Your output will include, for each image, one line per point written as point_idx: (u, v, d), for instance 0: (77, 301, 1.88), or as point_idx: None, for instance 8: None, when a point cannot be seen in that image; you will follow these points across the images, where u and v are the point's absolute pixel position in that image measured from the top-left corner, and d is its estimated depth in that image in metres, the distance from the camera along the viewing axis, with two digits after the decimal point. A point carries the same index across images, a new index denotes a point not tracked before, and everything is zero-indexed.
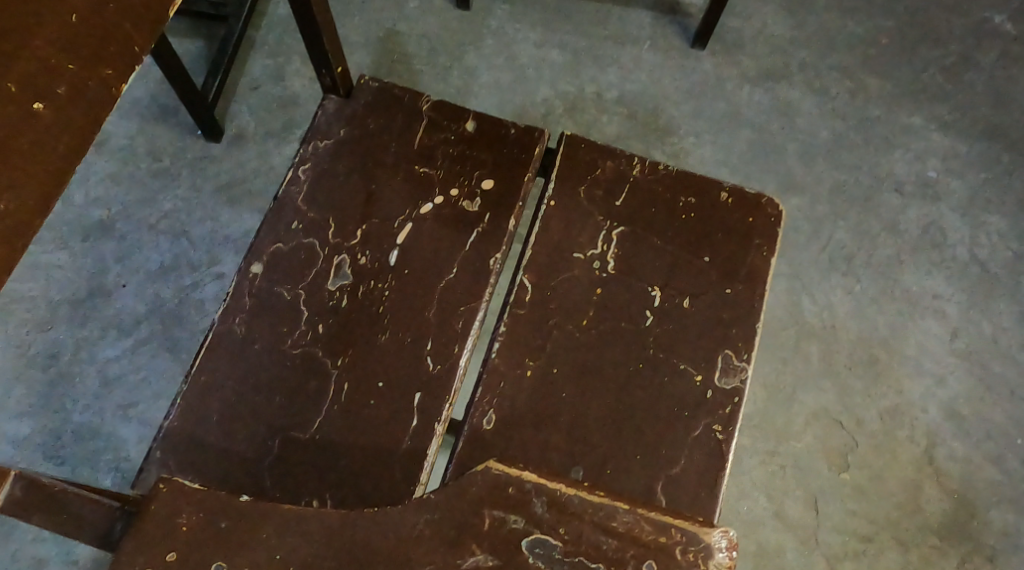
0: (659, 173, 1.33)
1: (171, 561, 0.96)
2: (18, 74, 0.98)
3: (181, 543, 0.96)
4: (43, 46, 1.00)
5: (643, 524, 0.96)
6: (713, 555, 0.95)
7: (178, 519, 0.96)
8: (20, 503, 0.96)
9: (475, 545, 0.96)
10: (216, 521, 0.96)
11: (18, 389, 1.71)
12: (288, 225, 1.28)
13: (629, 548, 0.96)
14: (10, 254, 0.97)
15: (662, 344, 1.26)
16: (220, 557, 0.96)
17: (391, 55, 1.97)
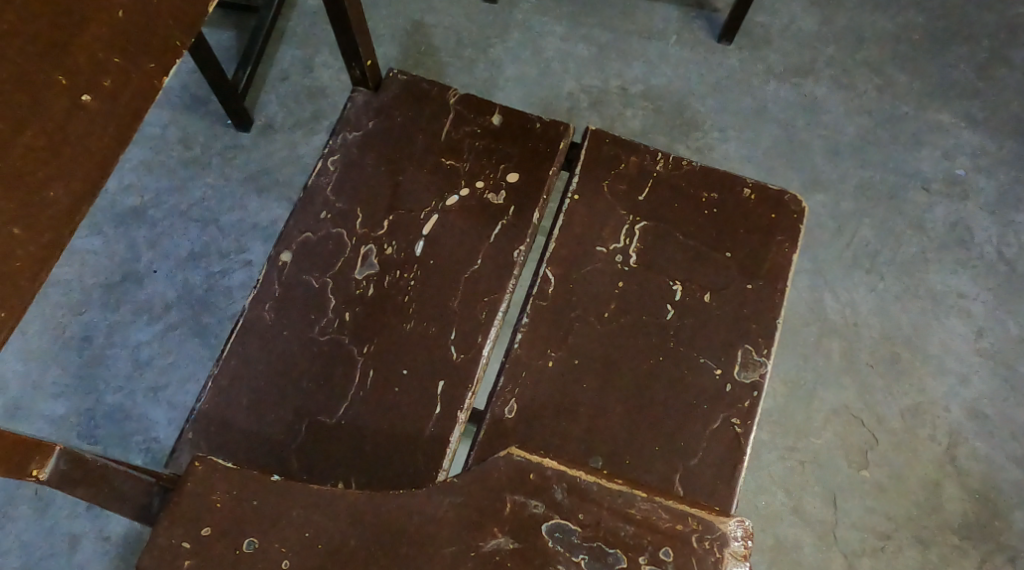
0: (683, 168, 1.34)
1: (206, 535, 0.98)
2: (68, 67, 1.01)
3: (214, 519, 0.99)
4: (92, 42, 1.03)
5: (660, 512, 0.98)
6: (729, 543, 0.97)
7: (212, 496, 0.99)
8: (65, 476, 1.00)
9: (496, 528, 0.98)
10: (248, 498, 0.99)
11: (53, 370, 1.75)
12: (316, 215, 1.31)
13: (646, 534, 0.97)
14: (59, 239, 1.01)
15: (681, 338, 1.27)
16: (252, 533, 0.98)
17: (419, 47, 1.99)
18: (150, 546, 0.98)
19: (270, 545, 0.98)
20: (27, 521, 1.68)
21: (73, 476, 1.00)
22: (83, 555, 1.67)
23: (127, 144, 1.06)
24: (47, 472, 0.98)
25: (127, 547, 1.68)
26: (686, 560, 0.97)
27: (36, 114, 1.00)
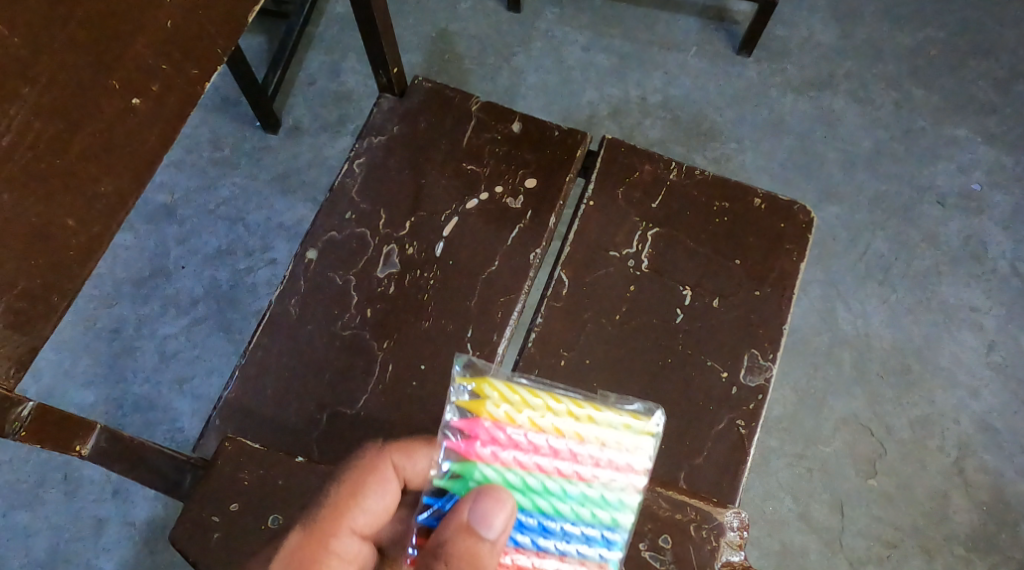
0: (696, 177, 1.38)
1: (234, 510, 1.17)
2: (120, 74, 1.10)
3: (242, 496, 1.18)
4: (143, 48, 1.11)
5: (661, 503, 1.20)
6: (725, 533, 1.19)
7: (241, 475, 1.18)
8: (105, 452, 1.11)
9: None
10: (274, 478, 1.19)
11: (84, 360, 1.81)
12: (342, 214, 1.36)
13: (648, 523, 1.19)
14: (104, 235, 1.09)
15: (690, 341, 1.32)
16: (276, 511, 1.18)
17: (443, 54, 2.05)
18: (182, 517, 1.16)
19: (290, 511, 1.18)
20: (55, 504, 1.74)
21: (113, 451, 1.12)
22: (108, 538, 1.73)
23: (171, 146, 1.13)
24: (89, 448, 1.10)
25: (151, 532, 1.74)
26: (683, 544, 1.19)
27: (89, 116, 1.08)
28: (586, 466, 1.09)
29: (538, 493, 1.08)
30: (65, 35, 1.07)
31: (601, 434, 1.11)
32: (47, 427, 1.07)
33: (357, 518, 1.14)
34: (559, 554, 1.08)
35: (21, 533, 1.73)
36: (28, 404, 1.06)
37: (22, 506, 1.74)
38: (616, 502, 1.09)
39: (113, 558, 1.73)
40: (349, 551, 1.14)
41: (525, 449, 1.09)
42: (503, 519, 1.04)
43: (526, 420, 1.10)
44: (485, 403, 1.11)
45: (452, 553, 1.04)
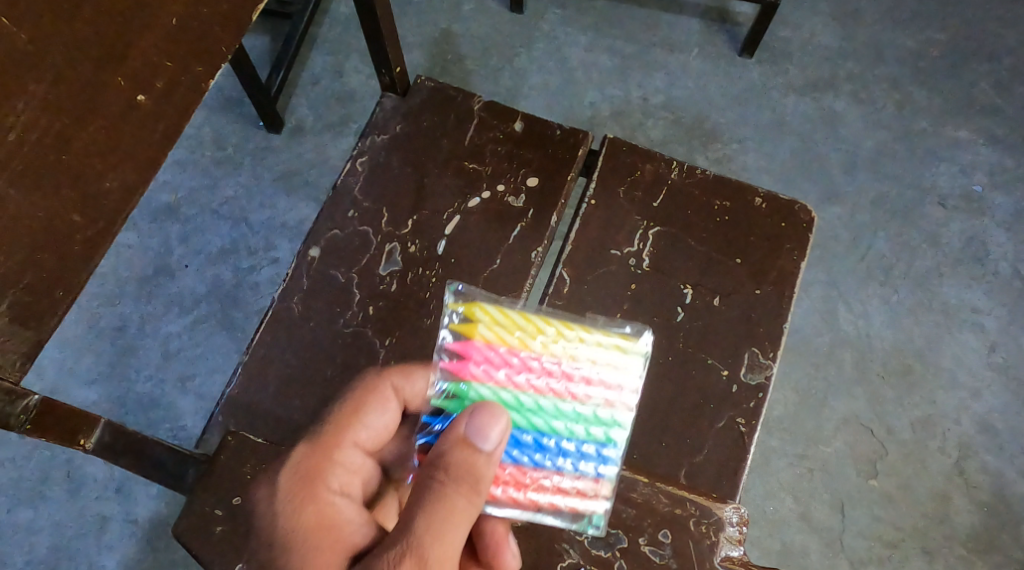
0: (697, 177, 1.39)
1: (236, 504, 1.19)
2: (125, 71, 1.13)
3: (244, 490, 1.19)
4: (148, 45, 1.14)
5: (660, 497, 1.21)
6: (724, 528, 1.20)
7: (243, 468, 1.20)
8: (109, 447, 1.14)
9: None
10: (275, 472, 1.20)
11: (87, 358, 1.82)
12: (345, 212, 1.37)
13: (647, 517, 1.20)
14: (115, 223, 1.12)
15: (691, 339, 1.32)
16: None
17: (446, 55, 2.06)
18: (185, 510, 1.18)
19: None
20: (58, 501, 1.75)
21: (118, 446, 1.14)
22: (111, 536, 1.74)
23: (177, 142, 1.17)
24: (93, 443, 1.12)
25: (154, 530, 1.74)
26: (682, 539, 1.19)
27: (95, 112, 1.11)
28: (579, 385, 1.12)
29: (534, 413, 1.11)
30: (70, 33, 1.10)
31: (592, 354, 1.14)
32: (52, 421, 1.10)
33: (360, 435, 1.19)
34: (557, 471, 1.12)
35: (25, 530, 1.74)
36: (32, 399, 1.09)
37: (26, 503, 1.75)
38: (610, 419, 1.12)
39: (116, 556, 1.73)
40: (353, 465, 1.17)
41: (518, 370, 1.12)
42: (498, 432, 1.06)
43: (518, 342, 1.13)
44: (476, 325, 1.13)
45: (449, 463, 1.06)
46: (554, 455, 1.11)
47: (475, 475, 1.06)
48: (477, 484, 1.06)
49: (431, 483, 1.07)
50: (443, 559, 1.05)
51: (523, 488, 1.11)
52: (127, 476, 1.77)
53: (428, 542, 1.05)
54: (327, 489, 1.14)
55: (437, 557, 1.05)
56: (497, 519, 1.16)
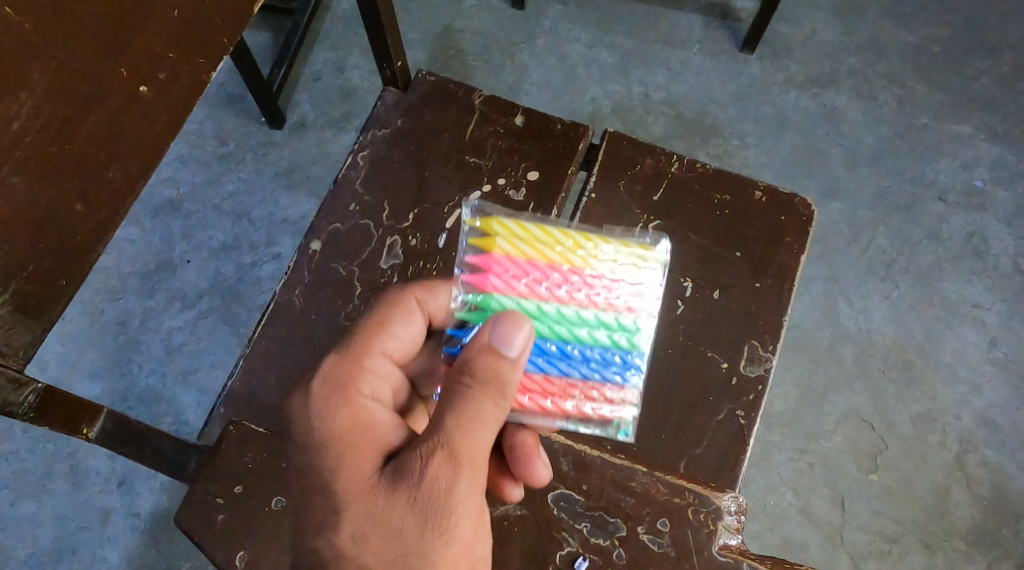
0: (697, 170, 1.39)
1: (237, 492, 1.20)
2: (129, 61, 1.15)
3: (245, 478, 1.20)
4: (151, 36, 1.16)
5: (658, 486, 1.21)
6: (723, 517, 1.20)
7: (245, 457, 1.21)
8: (113, 434, 1.18)
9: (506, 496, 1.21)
10: (277, 460, 1.21)
11: (90, 353, 1.83)
12: (346, 205, 1.38)
13: (645, 506, 1.21)
14: (113, 215, 1.15)
15: (691, 332, 1.33)
16: (280, 493, 1.20)
17: (447, 51, 2.06)
18: (186, 499, 1.19)
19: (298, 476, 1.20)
20: (61, 495, 1.76)
21: (121, 434, 1.19)
22: (114, 529, 1.75)
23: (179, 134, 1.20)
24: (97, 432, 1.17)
25: (156, 524, 1.75)
26: (681, 528, 1.20)
27: (98, 103, 1.13)
28: (598, 293, 1.15)
29: (557, 322, 1.14)
30: (76, 23, 1.11)
31: (611, 263, 1.17)
32: (56, 410, 1.15)
33: (388, 345, 1.19)
34: (582, 378, 1.15)
35: (28, 523, 1.75)
36: (35, 387, 1.14)
37: (28, 497, 1.76)
38: (631, 327, 1.16)
39: (118, 549, 1.74)
40: (383, 372, 1.17)
41: (540, 280, 1.14)
42: (523, 339, 1.08)
43: (537, 253, 1.15)
44: (495, 239, 1.16)
45: (475, 369, 1.08)
46: (579, 363, 1.15)
47: (502, 381, 1.08)
48: (503, 388, 1.08)
49: (458, 389, 1.08)
50: (473, 459, 1.07)
51: (551, 396, 1.15)
52: (129, 469, 1.77)
53: (460, 444, 1.07)
54: (358, 393, 1.14)
55: (469, 456, 1.07)
56: (526, 428, 1.18)
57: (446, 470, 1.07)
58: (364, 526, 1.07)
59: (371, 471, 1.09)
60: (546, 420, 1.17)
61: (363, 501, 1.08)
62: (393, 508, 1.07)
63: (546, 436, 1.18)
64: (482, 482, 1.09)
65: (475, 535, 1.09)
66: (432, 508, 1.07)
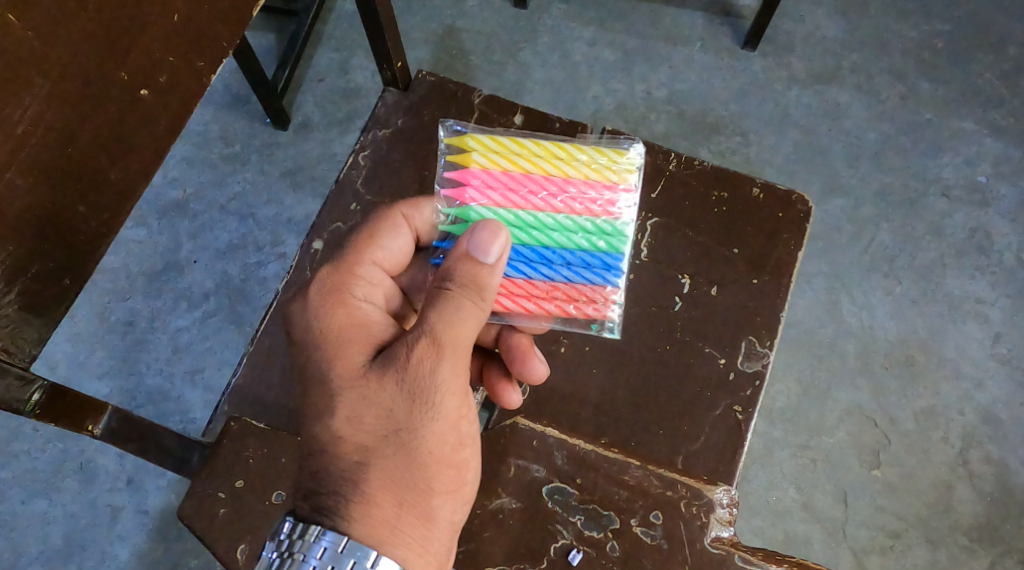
0: (695, 168, 1.40)
1: (239, 486, 1.25)
2: (129, 65, 1.17)
3: (247, 473, 1.26)
4: (152, 42, 1.18)
5: (652, 479, 1.23)
6: (715, 509, 1.21)
7: (246, 453, 1.26)
8: (116, 431, 1.23)
9: (501, 490, 1.23)
10: (278, 455, 1.26)
11: (99, 352, 1.85)
12: (347, 205, 1.40)
13: (639, 499, 1.22)
14: (118, 216, 1.20)
15: (689, 329, 1.34)
16: (280, 487, 1.25)
17: (450, 51, 2.08)
18: (191, 494, 1.24)
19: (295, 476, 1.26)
20: (71, 492, 1.78)
21: (124, 432, 1.23)
22: (124, 526, 1.77)
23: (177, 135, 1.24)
24: (101, 429, 1.21)
25: (164, 521, 1.77)
26: (673, 520, 1.21)
27: (100, 106, 1.16)
28: (574, 199, 1.19)
29: (534, 228, 1.18)
30: (78, 28, 1.13)
31: (586, 169, 1.20)
32: (61, 405, 1.19)
33: (378, 255, 1.21)
34: (565, 281, 1.20)
35: (39, 521, 1.77)
36: (41, 385, 1.17)
37: (39, 494, 1.78)
38: (609, 229, 1.20)
39: (128, 546, 1.76)
40: (374, 279, 1.19)
41: (515, 190, 1.18)
42: (500, 244, 1.10)
43: (511, 165, 1.19)
44: (470, 154, 1.19)
45: (455, 272, 1.10)
46: (558, 267, 1.19)
47: (481, 284, 1.10)
48: (483, 291, 1.11)
49: (440, 290, 1.10)
50: (456, 348, 1.10)
51: (534, 299, 1.20)
52: (138, 467, 1.79)
53: (442, 333, 1.09)
54: (349, 296, 1.16)
55: (451, 343, 1.10)
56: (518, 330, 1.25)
57: (431, 355, 1.09)
58: (355, 410, 1.10)
59: (362, 361, 1.11)
60: (533, 322, 1.22)
61: (355, 389, 1.10)
62: (382, 391, 1.10)
63: (538, 335, 1.26)
64: (465, 369, 1.12)
65: (460, 416, 1.12)
66: (418, 390, 1.10)
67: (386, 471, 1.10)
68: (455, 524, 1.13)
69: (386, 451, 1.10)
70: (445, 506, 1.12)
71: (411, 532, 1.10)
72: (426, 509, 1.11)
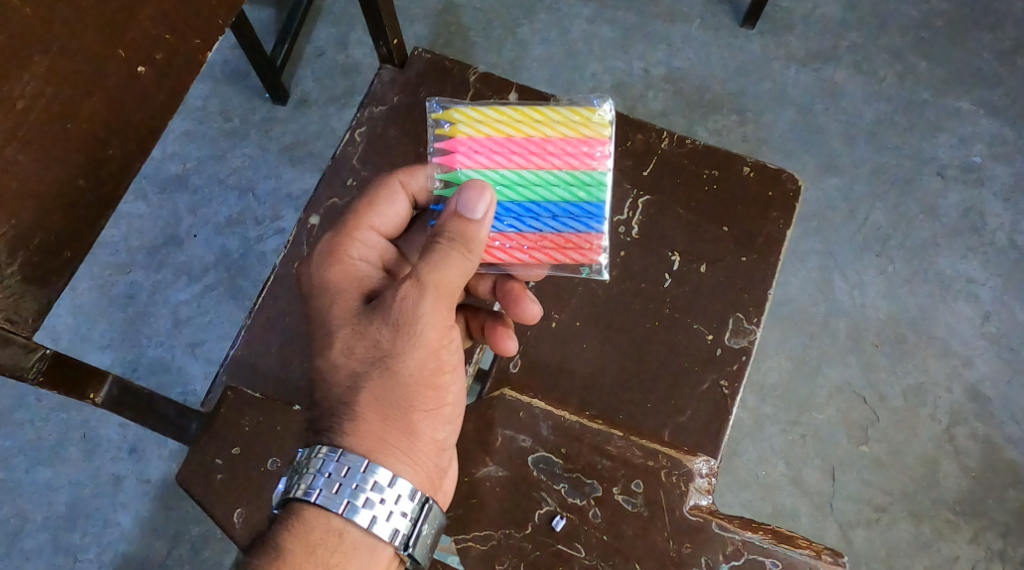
0: (687, 146, 1.42)
1: (236, 454, 1.28)
2: (127, 43, 1.20)
3: (243, 441, 1.29)
4: (149, 20, 1.20)
5: (634, 450, 1.26)
6: (695, 478, 1.25)
7: (242, 422, 1.29)
8: (115, 398, 1.28)
9: (488, 458, 1.26)
10: (273, 425, 1.29)
11: (101, 324, 1.88)
12: (344, 180, 1.42)
13: (621, 469, 1.25)
14: (116, 190, 1.23)
15: (677, 305, 1.37)
16: (274, 455, 1.28)
17: (449, 27, 2.09)
18: (189, 461, 1.28)
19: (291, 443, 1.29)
20: (75, 461, 1.81)
21: (123, 400, 1.29)
22: (126, 494, 1.80)
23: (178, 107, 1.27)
24: (103, 397, 1.26)
25: (165, 490, 1.81)
26: (655, 489, 1.24)
27: (98, 81, 1.18)
28: (554, 156, 1.21)
29: (519, 185, 1.21)
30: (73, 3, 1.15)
31: (563, 127, 1.21)
32: (62, 373, 1.21)
33: (375, 219, 1.25)
34: (554, 232, 1.22)
35: (43, 488, 1.80)
36: (44, 353, 1.19)
37: (43, 463, 1.81)
38: (590, 179, 1.22)
39: (130, 513, 1.80)
40: (370, 242, 1.24)
41: (498, 154, 1.21)
42: (486, 201, 1.13)
43: (493, 131, 1.22)
44: (454, 125, 1.22)
45: (445, 227, 1.14)
46: (547, 220, 1.22)
47: (469, 238, 1.13)
48: (470, 245, 1.14)
49: (430, 244, 1.14)
50: (440, 289, 1.14)
51: (526, 249, 1.23)
52: (140, 437, 1.83)
53: (427, 275, 1.13)
54: (346, 255, 1.20)
55: (435, 283, 1.13)
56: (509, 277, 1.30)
57: (413, 292, 1.13)
58: (348, 342, 1.15)
59: (355, 303, 1.17)
60: (529, 270, 1.25)
61: (348, 326, 1.15)
62: (371, 324, 1.14)
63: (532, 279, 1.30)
64: (449, 306, 1.15)
65: (442, 344, 1.16)
66: (402, 322, 1.14)
67: (374, 394, 1.14)
68: (440, 442, 1.17)
69: (373, 374, 1.14)
70: (427, 423, 1.16)
71: (397, 446, 1.14)
72: (410, 425, 1.15)
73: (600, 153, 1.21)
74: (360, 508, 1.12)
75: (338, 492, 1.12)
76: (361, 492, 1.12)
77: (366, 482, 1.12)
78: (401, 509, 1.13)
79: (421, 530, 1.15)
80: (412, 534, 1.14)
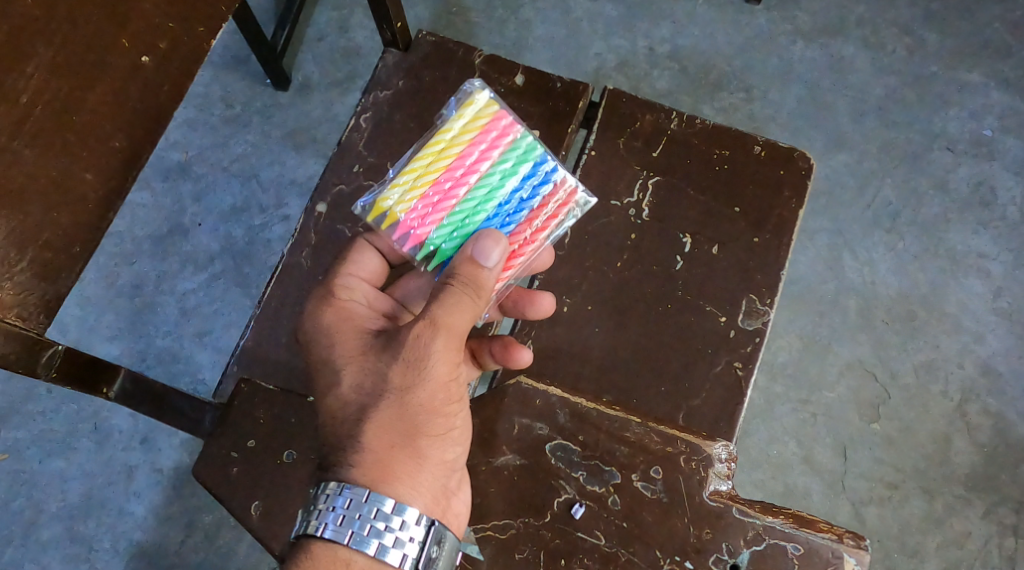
0: (696, 126, 1.41)
1: (251, 447, 1.28)
2: (129, 33, 1.20)
3: (257, 433, 1.28)
4: (150, 7, 1.21)
5: (652, 436, 1.25)
6: (713, 464, 1.24)
7: (256, 414, 1.29)
8: (129, 393, 1.28)
9: (505, 447, 1.25)
10: (287, 415, 1.29)
11: (108, 316, 1.87)
12: (350, 167, 1.41)
13: (638, 455, 1.24)
14: (123, 182, 1.21)
15: (690, 287, 1.36)
16: (290, 447, 1.28)
17: (450, 8, 2.07)
18: (203, 454, 1.27)
19: (303, 434, 1.28)
20: (86, 452, 1.81)
21: (138, 394, 1.28)
22: (138, 483, 1.80)
23: (181, 98, 1.26)
24: (116, 390, 1.26)
25: (177, 480, 1.80)
26: (673, 474, 1.23)
27: (102, 72, 1.18)
28: (481, 162, 1.19)
29: (478, 207, 1.19)
30: None
31: (464, 135, 1.19)
32: (76, 367, 1.20)
33: (352, 268, 1.25)
34: (530, 211, 1.21)
35: (55, 480, 1.80)
36: (58, 348, 1.17)
37: (54, 454, 1.81)
38: (521, 152, 1.19)
39: (143, 503, 1.80)
40: (351, 285, 1.23)
41: (441, 202, 1.19)
42: (500, 251, 1.15)
43: (419, 190, 1.18)
44: (388, 211, 1.19)
45: (456, 270, 1.15)
46: (520, 207, 1.20)
47: (480, 283, 1.14)
48: (481, 289, 1.15)
49: (441, 287, 1.14)
50: (452, 331, 1.14)
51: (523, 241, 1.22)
52: (151, 427, 1.82)
53: (439, 316, 1.13)
54: (339, 297, 1.21)
55: (447, 325, 1.14)
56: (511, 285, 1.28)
57: (427, 331, 1.13)
58: (358, 377, 1.15)
59: (362, 342, 1.17)
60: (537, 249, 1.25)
61: (356, 362, 1.16)
62: (379, 361, 1.15)
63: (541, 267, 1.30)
64: (459, 348, 1.15)
65: (451, 379, 1.15)
66: (412, 358, 1.14)
67: (381, 424, 1.14)
68: (449, 464, 1.17)
69: (380, 406, 1.14)
70: (435, 447, 1.15)
71: (403, 474, 1.14)
72: (418, 452, 1.14)
73: (507, 126, 1.19)
74: (368, 539, 1.11)
75: (343, 524, 1.11)
76: (365, 522, 1.12)
77: (370, 511, 1.12)
78: (409, 535, 1.13)
79: (432, 553, 1.14)
80: (422, 557, 1.13)
